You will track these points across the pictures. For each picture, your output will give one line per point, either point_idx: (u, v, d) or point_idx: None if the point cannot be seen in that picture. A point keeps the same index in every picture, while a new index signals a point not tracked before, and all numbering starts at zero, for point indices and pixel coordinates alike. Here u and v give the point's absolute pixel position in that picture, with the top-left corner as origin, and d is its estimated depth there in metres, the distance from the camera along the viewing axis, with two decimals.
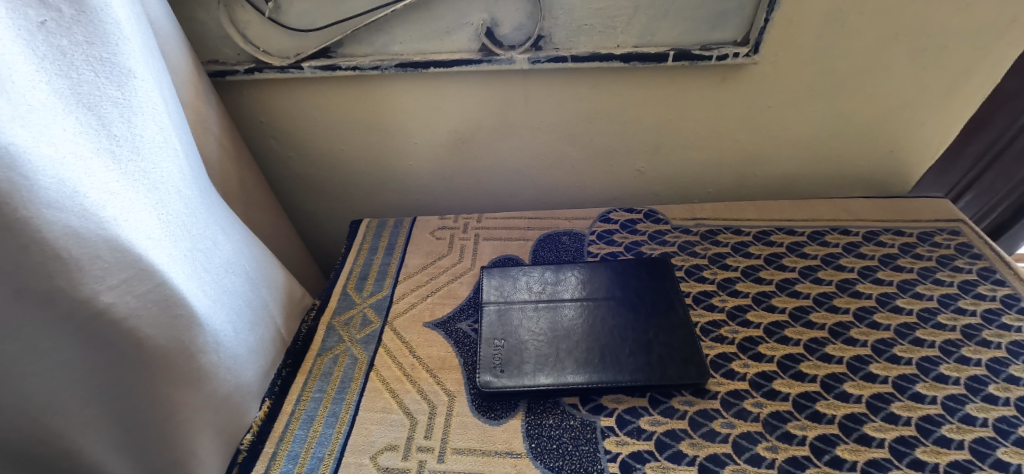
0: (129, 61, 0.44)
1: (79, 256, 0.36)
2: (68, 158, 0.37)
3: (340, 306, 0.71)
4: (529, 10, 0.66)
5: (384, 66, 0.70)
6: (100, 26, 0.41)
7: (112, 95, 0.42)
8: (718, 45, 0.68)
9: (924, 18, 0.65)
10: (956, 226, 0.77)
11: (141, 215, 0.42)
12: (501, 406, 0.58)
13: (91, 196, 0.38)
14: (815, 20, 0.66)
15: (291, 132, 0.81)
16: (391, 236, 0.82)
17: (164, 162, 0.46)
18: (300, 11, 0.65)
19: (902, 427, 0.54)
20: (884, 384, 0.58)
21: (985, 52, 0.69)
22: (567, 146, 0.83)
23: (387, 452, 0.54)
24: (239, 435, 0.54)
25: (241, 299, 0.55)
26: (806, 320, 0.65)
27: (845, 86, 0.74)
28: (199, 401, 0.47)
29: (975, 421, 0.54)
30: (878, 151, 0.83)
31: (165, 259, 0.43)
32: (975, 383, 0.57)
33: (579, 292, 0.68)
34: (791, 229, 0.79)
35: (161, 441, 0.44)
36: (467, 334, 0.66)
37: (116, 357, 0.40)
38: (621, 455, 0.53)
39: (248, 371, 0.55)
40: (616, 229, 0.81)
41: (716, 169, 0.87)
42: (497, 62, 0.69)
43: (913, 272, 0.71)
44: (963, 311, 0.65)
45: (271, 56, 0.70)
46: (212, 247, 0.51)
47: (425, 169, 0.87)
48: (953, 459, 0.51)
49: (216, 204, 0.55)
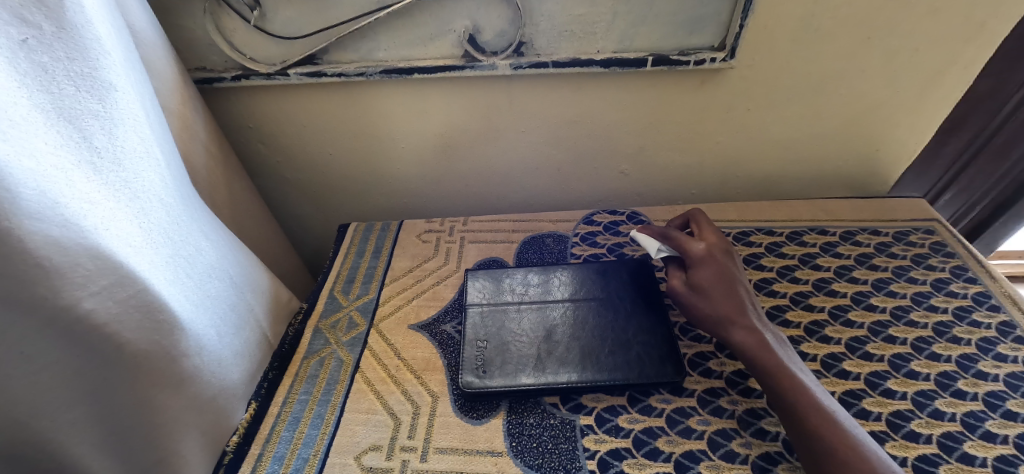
0: (111, 74, 0.46)
1: (59, 265, 0.38)
2: (50, 170, 0.38)
3: (326, 309, 0.72)
4: (510, 16, 0.67)
5: (369, 73, 0.71)
6: (80, 42, 0.43)
7: (93, 108, 0.44)
8: (695, 51, 0.70)
9: (894, 23, 0.67)
10: (932, 225, 0.79)
11: (122, 224, 0.44)
12: (483, 406, 0.59)
13: (72, 206, 0.39)
14: (789, 25, 0.68)
15: (278, 138, 0.83)
16: (379, 240, 0.83)
17: (147, 172, 0.48)
18: (286, 19, 0.67)
19: (872, 422, 0.55)
20: (856, 381, 0.59)
21: (956, 55, 0.70)
22: (551, 150, 0.85)
23: (371, 453, 0.55)
24: (225, 437, 0.55)
25: (226, 304, 0.56)
26: (783, 319, 0.67)
27: (822, 89, 0.75)
28: (183, 404, 0.48)
29: (944, 416, 0.55)
30: (857, 153, 0.84)
31: (147, 266, 0.45)
32: (945, 379, 0.58)
33: (562, 293, 0.69)
34: (770, 229, 0.81)
35: (146, 442, 0.46)
36: (452, 335, 0.67)
37: (98, 362, 0.42)
38: (599, 452, 0.54)
39: (233, 374, 0.56)
40: (599, 231, 0.82)
41: (698, 171, 0.88)
42: (479, 67, 0.71)
43: (888, 270, 0.72)
44: (935, 308, 0.66)
45: (258, 63, 0.71)
46: (196, 253, 0.53)
47: (412, 173, 0.89)
48: (921, 453, 0.52)
49: (200, 213, 0.57)
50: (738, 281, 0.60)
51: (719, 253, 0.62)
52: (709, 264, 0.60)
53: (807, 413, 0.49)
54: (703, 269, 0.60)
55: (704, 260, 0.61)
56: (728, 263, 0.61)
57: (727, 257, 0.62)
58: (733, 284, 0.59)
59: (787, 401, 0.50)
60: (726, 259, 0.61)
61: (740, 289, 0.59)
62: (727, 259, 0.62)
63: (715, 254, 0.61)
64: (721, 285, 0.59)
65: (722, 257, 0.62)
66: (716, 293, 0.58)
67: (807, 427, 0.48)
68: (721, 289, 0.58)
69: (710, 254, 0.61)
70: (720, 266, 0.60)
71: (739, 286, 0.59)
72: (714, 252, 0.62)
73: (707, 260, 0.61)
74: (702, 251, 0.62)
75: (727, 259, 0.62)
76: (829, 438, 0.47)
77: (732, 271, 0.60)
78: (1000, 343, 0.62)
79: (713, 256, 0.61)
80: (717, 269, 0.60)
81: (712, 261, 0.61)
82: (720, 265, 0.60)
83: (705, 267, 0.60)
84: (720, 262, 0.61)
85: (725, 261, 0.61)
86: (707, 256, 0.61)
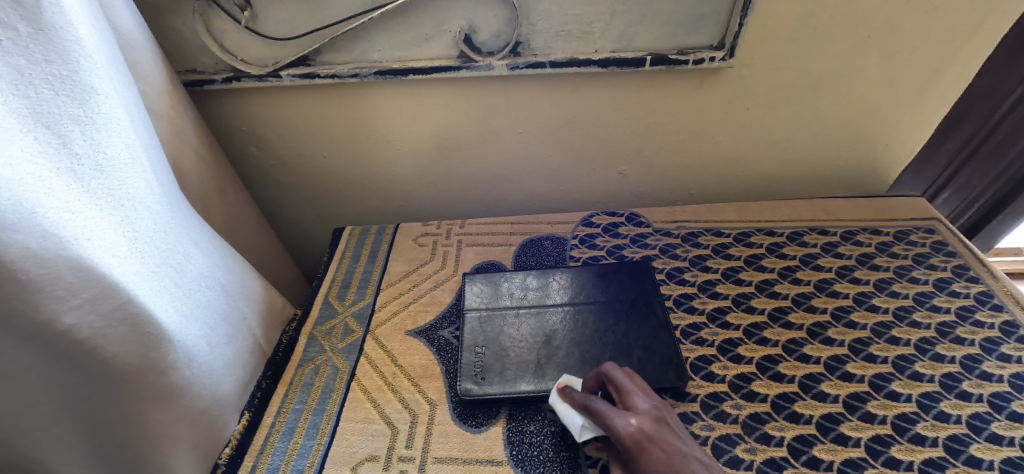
0: (93, 77, 0.44)
1: (39, 277, 0.36)
2: (27, 179, 0.37)
3: (321, 315, 0.71)
4: (506, 16, 0.66)
5: (363, 74, 0.70)
6: (59, 44, 0.41)
7: (75, 113, 0.42)
8: (694, 50, 0.69)
9: (895, 21, 0.66)
10: (932, 224, 0.78)
11: (106, 233, 0.42)
12: (483, 413, 0.58)
13: (51, 216, 0.38)
14: (789, 23, 0.67)
15: (271, 141, 0.81)
16: (374, 244, 0.82)
17: (131, 178, 0.46)
18: (278, 20, 0.65)
19: (878, 426, 0.54)
20: (860, 384, 0.58)
21: (957, 53, 0.69)
22: (549, 151, 0.84)
23: (368, 463, 0.54)
24: (217, 449, 0.54)
25: (216, 313, 0.55)
26: (785, 321, 0.66)
27: (821, 88, 0.75)
28: (171, 417, 0.47)
29: (949, 418, 0.54)
30: (856, 152, 0.84)
31: (131, 277, 0.44)
32: (950, 381, 0.58)
33: (561, 297, 0.68)
34: (770, 230, 0.80)
35: (136, 457, 0.45)
36: (449, 341, 0.66)
37: (82, 377, 0.40)
38: (602, 460, 0.53)
39: (224, 384, 0.55)
40: (598, 233, 0.81)
41: (697, 171, 0.87)
42: (475, 68, 0.69)
43: (890, 270, 0.72)
44: (938, 308, 0.66)
45: (250, 65, 0.70)
46: (183, 261, 0.51)
47: (407, 175, 0.87)
48: (928, 457, 0.51)
49: (189, 219, 0.55)
50: (691, 459, 0.45)
51: (649, 425, 0.47)
52: (643, 450, 0.45)
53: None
54: (645, 459, 0.45)
55: (640, 444, 0.46)
56: (667, 435, 0.46)
57: (661, 426, 0.47)
58: (685, 466, 0.44)
59: None
60: (663, 433, 0.46)
61: (697, 469, 0.44)
62: (663, 430, 0.47)
63: (648, 430, 0.46)
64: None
65: (658, 431, 0.46)
66: None
67: None
68: None
69: (640, 432, 0.46)
70: (659, 446, 0.45)
71: (693, 467, 0.44)
72: (645, 425, 0.47)
73: (642, 444, 0.46)
74: (628, 433, 0.46)
75: (663, 432, 0.47)
76: None
77: (676, 447, 0.46)
78: (1003, 343, 0.61)
79: (646, 433, 0.46)
80: (658, 451, 0.45)
81: (648, 441, 0.46)
82: (657, 442, 0.46)
83: (643, 457, 0.45)
84: (659, 441, 0.46)
85: (663, 436, 0.46)
86: (640, 435, 0.46)
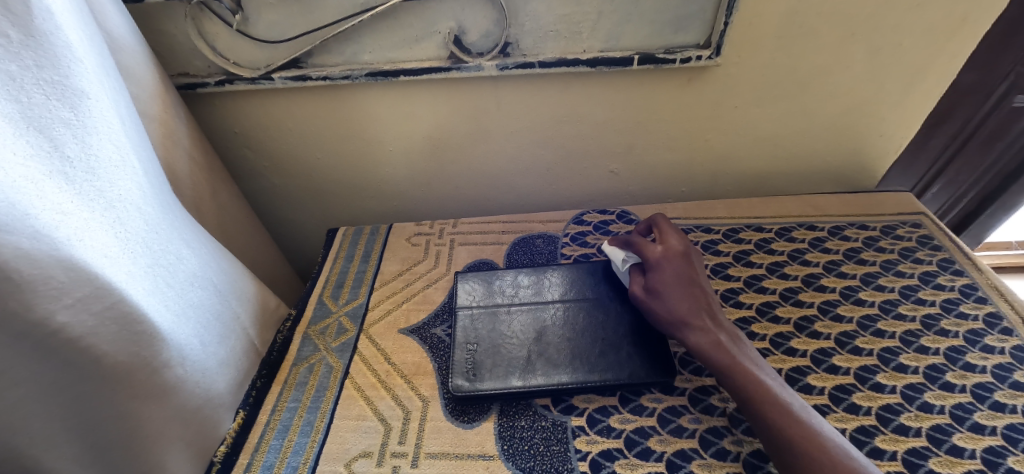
0: (83, 81, 0.45)
1: (31, 278, 0.37)
2: (19, 181, 0.38)
3: (315, 315, 0.71)
4: (494, 17, 0.67)
5: (354, 75, 0.71)
6: (50, 49, 0.42)
7: (65, 117, 0.43)
8: (682, 49, 0.70)
9: (879, 18, 0.67)
10: (918, 219, 0.79)
11: (98, 234, 0.43)
12: (474, 409, 0.59)
13: (43, 218, 0.39)
14: (774, 21, 0.68)
15: (264, 143, 0.82)
16: (368, 244, 0.83)
17: (122, 180, 0.47)
18: (269, 22, 0.66)
19: (862, 417, 0.55)
20: (846, 376, 0.59)
21: (941, 48, 0.70)
22: (540, 151, 0.84)
23: (361, 459, 0.55)
24: (212, 447, 0.54)
25: (209, 313, 0.56)
26: (772, 315, 0.67)
27: (808, 85, 0.75)
28: (164, 415, 0.47)
29: (933, 409, 0.55)
30: (844, 148, 0.85)
31: (124, 276, 0.44)
32: (934, 372, 0.59)
33: (552, 294, 0.69)
34: (759, 226, 0.81)
35: (130, 454, 0.46)
36: (441, 339, 0.67)
37: (74, 376, 0.41)
38: (591, 454, 0.54)
39: (218, 383, 0.55)
40: (589, 231, 0.82)
41: (688, 169, 0.88)
42: (465, 69, 0.70)
43: (876, 265, 0.73)
44: (923, 301, 0.67)
45: (242, 67, 0.71)
46: (176, 261, 0.52)
47: (400, 176, 0.88)
48: (911, 446, 0.52)
49: (181, 221, 0.56)
50: (698, 285, 0.59)
51: (675, 254, 0.60)
52: (661, 267, 0.60)
53: (768, 410, 0.49)
54: (659, 272, 0.59)
55: (660, 263, 0.60)
56: (687, 266, 0.60)
57: (685, 260, 0.60)
58: (693, 286, 0.58)
59: (749, 402, 0.50)
60: (684, 264, 0.60)
61: (699, 292, 0.58)
62: (684, 261, 0.60)
63: (672, 256, 0.60)
64: (677, 288, 0.58)
65: (679, 260, 0.60)
66: (671, 296, 0.58)
67: (767, 423, 0.48)
68: (677, 291, 0.58)
69: (665, 255, 0.60)
70: (676, 268, 0.59)
71: (696, 290, 0.58)
72: (670, 253, 0.60)
73: (665, 264, 0.60)
74: (658, 254, 0.61)
75: (685, 262, 0.60)
76: (790, 433, 0.47)
77: (690, 274, 0.59)
78: (987, 334, 0.62)
79: (669, 257, 0.60)
80: (671, 272, 0.59)
81: (667, 262, 0.60)
82: (675, 268, 0.59)
83: (660, 269, 0.60)
84: (677, 267, 0.59)
85: (682, 263, 0.60)
86: (660, 259, 0.60)
